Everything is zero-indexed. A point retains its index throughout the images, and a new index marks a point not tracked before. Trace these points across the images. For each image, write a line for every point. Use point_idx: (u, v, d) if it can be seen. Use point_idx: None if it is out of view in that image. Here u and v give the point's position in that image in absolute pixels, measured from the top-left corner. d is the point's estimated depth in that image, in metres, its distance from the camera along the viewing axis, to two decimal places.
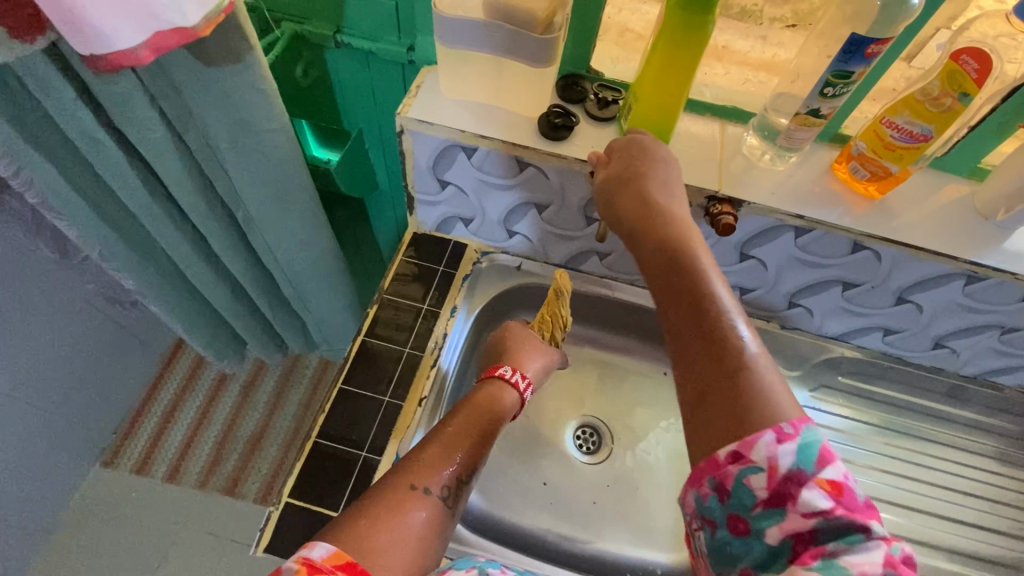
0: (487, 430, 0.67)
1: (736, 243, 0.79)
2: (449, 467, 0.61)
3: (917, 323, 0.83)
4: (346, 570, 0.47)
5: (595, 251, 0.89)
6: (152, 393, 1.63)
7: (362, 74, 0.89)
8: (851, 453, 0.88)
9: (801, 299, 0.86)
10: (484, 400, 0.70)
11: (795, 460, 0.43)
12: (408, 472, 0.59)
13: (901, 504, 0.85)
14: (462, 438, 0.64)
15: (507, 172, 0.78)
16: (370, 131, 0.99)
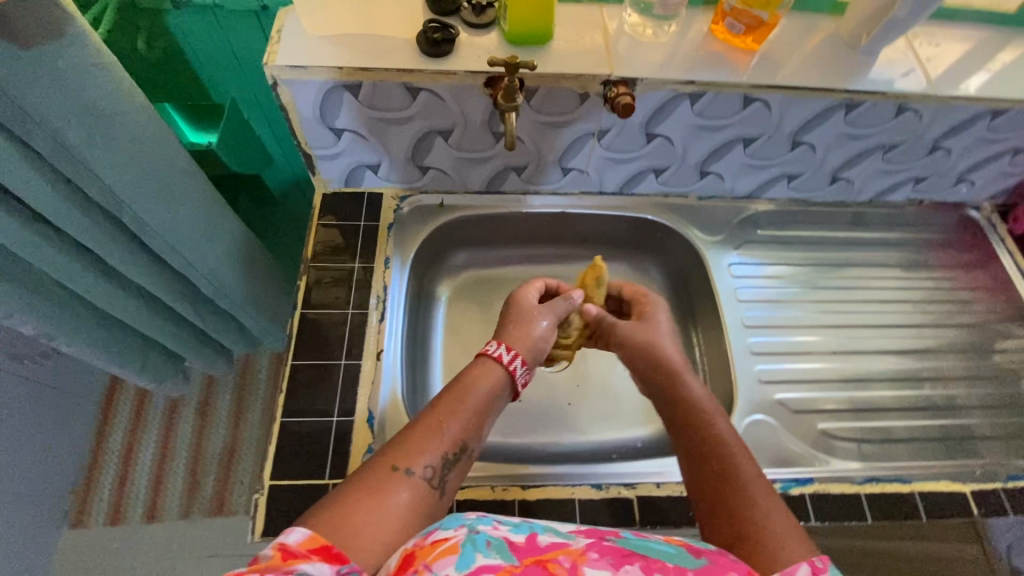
0: (476, 412, 0.65)
1: (639, 125, 0.81)
2: (433, 451, 0.60)
3: (814, 161, 0.89)
4: (321, 553, 0.46)
5: (511, 168, 0.88)
6: (101, 441, 1.53)
7: (214, 35, 0.83)
8: (779, 294, 0.96)
9: (710, 166, 0.90)
10: (471, 381, 0.68)
11: None
12: (391, 455, 0.58)
13: (828, 326, 0.94)
14: (443, 419, 0.63)
15: (400, 103, 0.74)
16: (244, 99, 0.94)
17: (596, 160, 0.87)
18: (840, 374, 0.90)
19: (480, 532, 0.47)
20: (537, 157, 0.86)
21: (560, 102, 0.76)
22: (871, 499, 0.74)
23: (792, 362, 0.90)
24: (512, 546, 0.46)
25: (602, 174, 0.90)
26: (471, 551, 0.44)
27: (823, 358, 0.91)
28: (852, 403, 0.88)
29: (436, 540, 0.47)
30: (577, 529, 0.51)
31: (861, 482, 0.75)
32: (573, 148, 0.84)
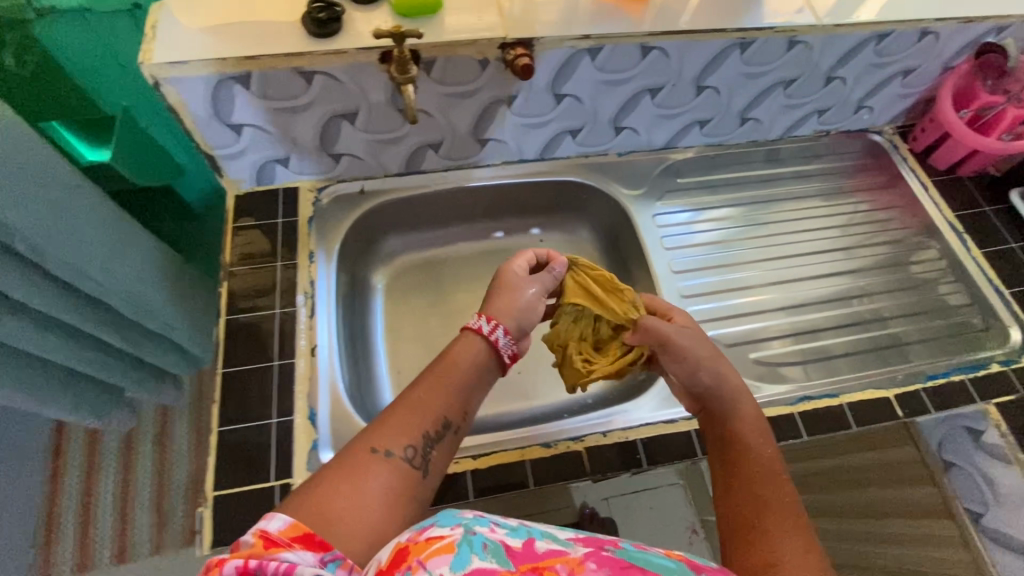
0: (456, 388, 0.65)
1: (692, 77, 0.83)
2: (413, 431, 0.59)
3: (846, 95, 0.94)
4: (475, 531, 0.49)
5: (566, 133, 0.89)
6: (55, 488, 1.29)
7: (91, 37, 0.75)
8: (806, 222, 1.01)
9: (751, 113, 0.93)
10: (449, 355, 0.67)
11: None
12: (365, 437, 0.57)
13: (857, 246, 0.99)
14: (421, 400, 0.62)
15: (471, 75, 0.74)
16: (140, 108, 0.84)
17: (647, 116, 0.89)
18: (881, 286, 0.95)
19: (633, 550, 0.49)
20: (592, 117, 0.87)
21: (622, 59, 0.77)
22: (932, 393, 0.79)
23: (835, 283, 0.96)
24: (689, 559, 0.49)
25: (651, 130, 0.92)
26: (654, 563, 0.47)
27: (858, 274, 0.97)
28: (902, 309, 0.93)
29: (604, 540, 0.49)
30: (575, 535, 0.50)
31: (925, 380, 0.80)
32: (627, 105, 0.86)
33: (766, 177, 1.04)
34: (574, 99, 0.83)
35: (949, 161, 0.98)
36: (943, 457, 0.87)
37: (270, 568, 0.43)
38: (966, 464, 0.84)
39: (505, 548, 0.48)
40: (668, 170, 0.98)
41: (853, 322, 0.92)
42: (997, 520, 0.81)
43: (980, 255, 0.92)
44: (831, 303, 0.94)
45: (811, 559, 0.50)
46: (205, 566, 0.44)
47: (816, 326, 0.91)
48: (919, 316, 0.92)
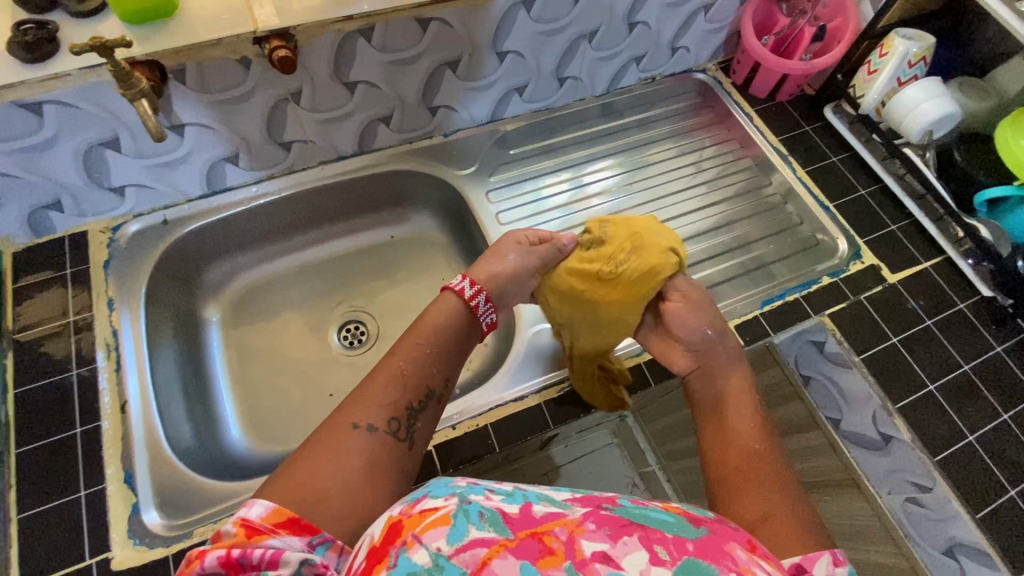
0: (437, 352, 0.61)
1: (486, 46, 0.80)
2: (395, 402, 0.56)
3: (655, 38, 0.94)
4: (288, 527, 0.46)
5: (378, 121, 0.84)
6: None
7: None
8: (665, 164, 1.00)
9: (565, 70, 0.92)
10: (428, 317, 0.63)
11: None
12: (347, 411, 0.55)
13: (721, 176, 0.99)
14: (406, 375, 0.58)
15: (236, 76, 0.69)
16: None
17: (456, 92, 0.86)
18: (745, 211, 0.95)
19: (472, 502, 0.42)
20: (399, 101, 0.83)
21: (400, 36, 0.73)
22: (769, 317, 0.82)
23: (707, 216, 0.95)
24: (506, 519, 0.41)
25: (467, 105, 0.90)
26: (462, 521, 0.40)
27: (727, 204, 0.96)
28: (765, 230, 0.93)
29: (425, 509, 0.42)
30: (571, 497, 0.46)
31: (761, 306, 0.83)
32: (430, 83, 0.82)
33: (611, 128, 1.02)
34: (367, 86, 0.78)
35: (766, 88, 1.00)
36: (803, 374, 0.81)
37: (255, 557, 0.43)
38: (819, 375, 0.80)
39: (322, 547, 0.46)
40: (501, 142, 0.96)
41: (729, 249, 0.92)
42: (855, 423, 0.77)
43: (804, 174, 0.95)
44: (700, 237, 0.93)
45: (793, 510, 0.54)
46: (187, 559, 0.45)
47: (695, 260, 0.91)
48: (762, 240, 0.92)
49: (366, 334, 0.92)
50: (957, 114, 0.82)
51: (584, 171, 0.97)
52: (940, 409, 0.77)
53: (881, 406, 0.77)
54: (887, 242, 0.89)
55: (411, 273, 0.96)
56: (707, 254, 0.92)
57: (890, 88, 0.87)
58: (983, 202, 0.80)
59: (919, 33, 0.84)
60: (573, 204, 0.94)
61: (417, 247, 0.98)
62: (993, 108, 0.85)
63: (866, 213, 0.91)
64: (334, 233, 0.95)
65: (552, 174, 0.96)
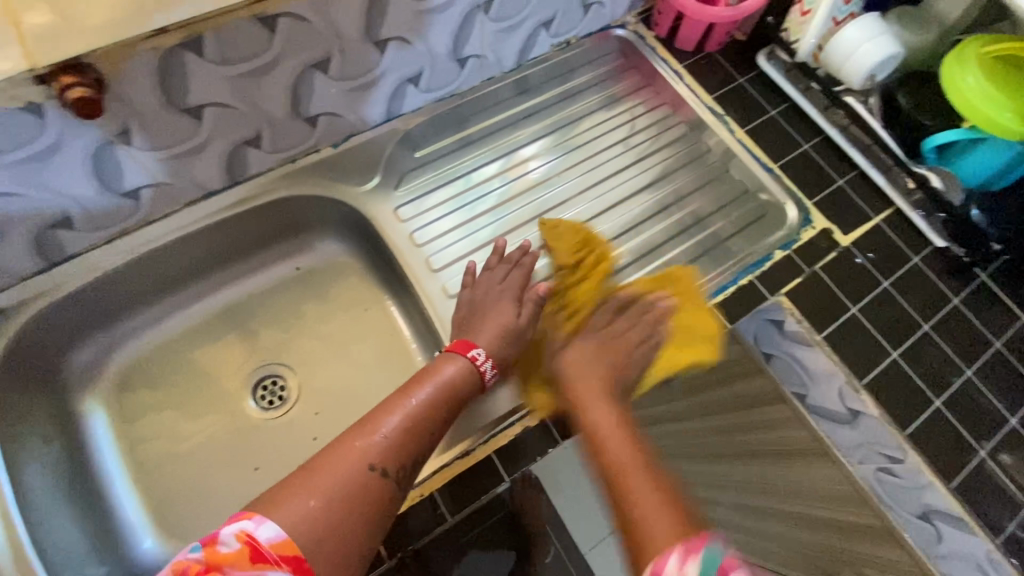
0: (441, 414, 0.58)
1: (359, 37, 0.65)
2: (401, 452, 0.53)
3: (562, 1, 0.81)
4: (291, 564, 0.43)
5: (245, 144, 0.69)
6: None
7: None
8: (599, 140, 0.89)
9: (463, 51, 0.78)
10: (439, 367, 0.61)
11: None
12: (361, 445, 0.52)
13: (656, 148, 0.89)
14: (412, 431, 0.55)
15: (28, 129, 0.53)
16: None
17: (336, 96, 0.71)
18: (688, 185, 0.86)
19: None
20: (264, 117, 0.68)
21: (243, 43, 0.58)
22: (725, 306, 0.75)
23: (647, 198, 0.86)
24: None
25: (353, 109, 0.75)
26: None
27: (667, 180, 0.87)
28: (713, 204, 0.85)
29: None
30: None
31: (715, 296, 0.76)
32: (299, 92, 0.67)
33: (528, 107, 0.89)
34: (217, 108, 0.63)
35: (693, 41, 0.89)
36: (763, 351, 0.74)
37: None
38: (782, 353, 0.74)
39: None
40: (405, 142, 0.82)
41: (676, 232, 0.84)
42: (819, 396, 0.73)
43: (743, 134, 0.87)
44: (648, 221, 0.85)
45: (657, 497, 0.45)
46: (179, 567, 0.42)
47: (651, 246, 0.83)
48: (711, 215, 0.84)
49: (286, 390, 0.80)
50: (900, 53, 0.74)
51: (512, 159, 0.87)
52: (906, 376, 0.73)
53: (847, 383, 0.73)
54: (837, 199, 0.83)
55: (327, 308, 0.84)
56: (653, 243, 0.83)
57: (826, 30, 0.77)
58: (932, 148, 0.74)
59: None
60: (511, 201, 0.84)
61: (328, 277, 0.85)
62: (935, 40, 0.77)
63: (813, 171, 0.84)
64: (227, 278, 0.81)
65: (481, 169, 0.85)
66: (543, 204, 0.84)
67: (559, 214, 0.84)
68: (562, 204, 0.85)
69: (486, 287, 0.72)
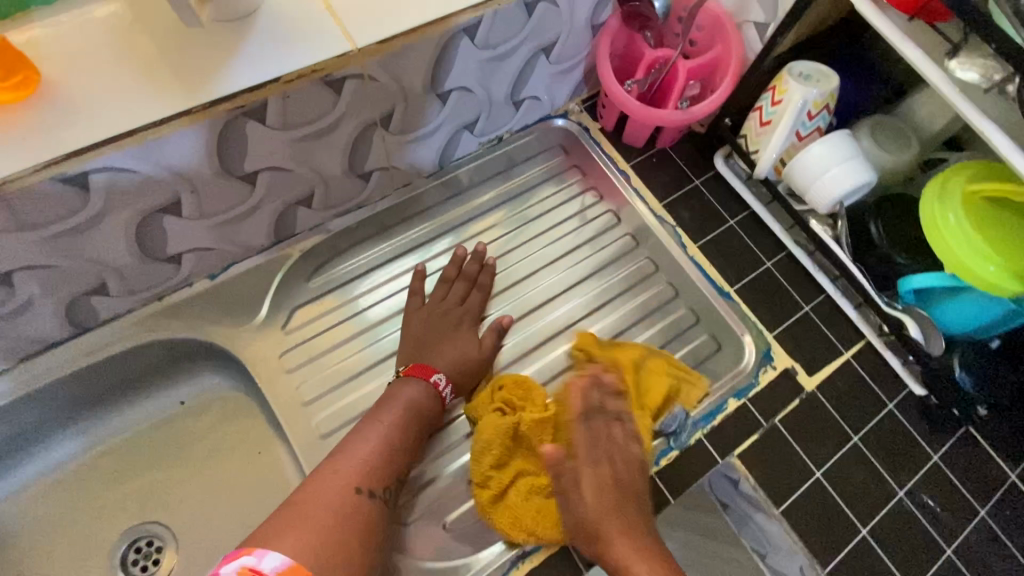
0: (408, 442, 0.59)
1: (214, 175, 0.53)
2: (377, 472, 0.55)
3: (485, 101, 0.69)
4: None
5: (87, 293, 0.58)
6: None
7: None
8: (551, 235, 0.77)
9: (364, 166, 0.66)
10: (395, 393, 0.61)
11: None
12: (343, 472, 0.54)
13: (605, 265, 0.76)
14: (386, 456, 0.56)
15: None
16: None
17: (200, 233, 0.59)
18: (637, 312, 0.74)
19: None
20: (105, 267, 0.56)
21: (43, 206, 0.46)
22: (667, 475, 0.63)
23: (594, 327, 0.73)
24: None
25: (229, 239, 0.63)
26: None
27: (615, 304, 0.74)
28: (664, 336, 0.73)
29: None
30: None
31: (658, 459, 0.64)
32: (146, 237, 0.56)
33: (455, 215, 0.77)
34: (31, 270, 0.51)
35: (643, 136, 0.78)
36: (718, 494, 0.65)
37: None
38: (737, 503, 0.65)
39: None
40: (301, 266, 0.70)
41: None
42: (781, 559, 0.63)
43: (696, 250, 0.75)
44: None
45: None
46: None
47: None
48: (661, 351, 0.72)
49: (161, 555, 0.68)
50: (870, 181, 0.63)
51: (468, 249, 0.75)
52: (875, 556, 0.63)
53: (808, 562, 0.62)
54: (801, 332, 0.72)
55: (213, 452, 0.73)
56: None
57: (789, 144, 0.66)
58: (908, 291, 0.63)
59: (821, 71, 0.64)
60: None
61: (216, 416, 0.73)
62: (915, 158, 0.66)
63: (775, 296, 0.73)
64: (96, 419, 0.71)
65: (435, 254, 0.74)
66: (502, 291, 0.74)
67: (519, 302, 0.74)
68: (520, 294, 0.74)
69: (444, 310, 0.68)
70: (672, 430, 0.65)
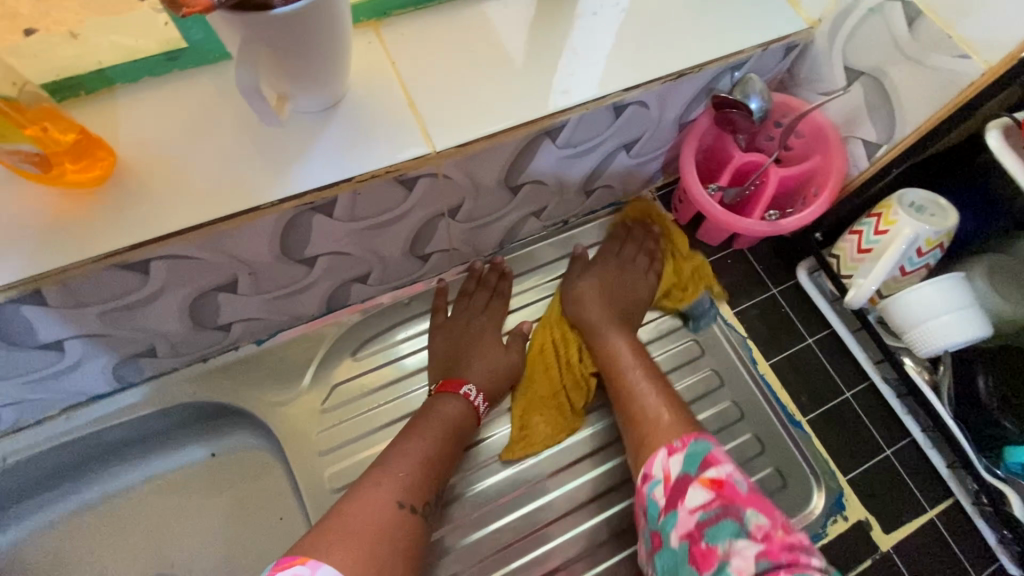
0: (443, 455, 0.58)
1: (276, 260, 0.52)
2: (416, 488, 0.53)
3: (556, 189, 0.65)
4: None
5: (137, 355, 0.57)
6: None
7: None
8: None
9: (425, 248, 0.63)
10: (432, 408, 0.60)
11: (682, 467, 0.48)
12: (386, 489, 0.52)
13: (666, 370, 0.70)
14: (424, 474, 0.55)
15: None
16: None
17: (254, 306, 0.58)
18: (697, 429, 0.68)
19: None
20: (156, 335, 0.55)
21: (105, 288, 0.45)
22: None
23: None
24: None
25: (280, 311, 0.61)
26: None
27: None
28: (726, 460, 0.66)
29: None
30: None
31: None
32: (201, 310, 0.54)
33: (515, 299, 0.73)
34: (85, 339, 0.51)
35: (721, 236, 0.72)
36: None
37: None
38: None
39: None
40: (348, 338, 0.67)
41: None
42: None
43: (767, 368, 0.69)
44: None
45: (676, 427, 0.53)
46: None
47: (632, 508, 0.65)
48: None
49: None
50: (985, 333, 0.56)
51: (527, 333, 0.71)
52: None
53: None
54: (879, 479, 0.64)
55: (233, 515, 0.70)
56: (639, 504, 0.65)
57: (890, 277, 0.60)
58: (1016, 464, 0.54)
59: (937, 203, 0.58)
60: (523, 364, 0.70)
61: (242, 476, 0.71)
62: None
63: (853, 433, 0.66)
64: (129, 466, 0.70)
65: None
66: None
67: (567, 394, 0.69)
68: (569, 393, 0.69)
69: (471, 325, 0.67)
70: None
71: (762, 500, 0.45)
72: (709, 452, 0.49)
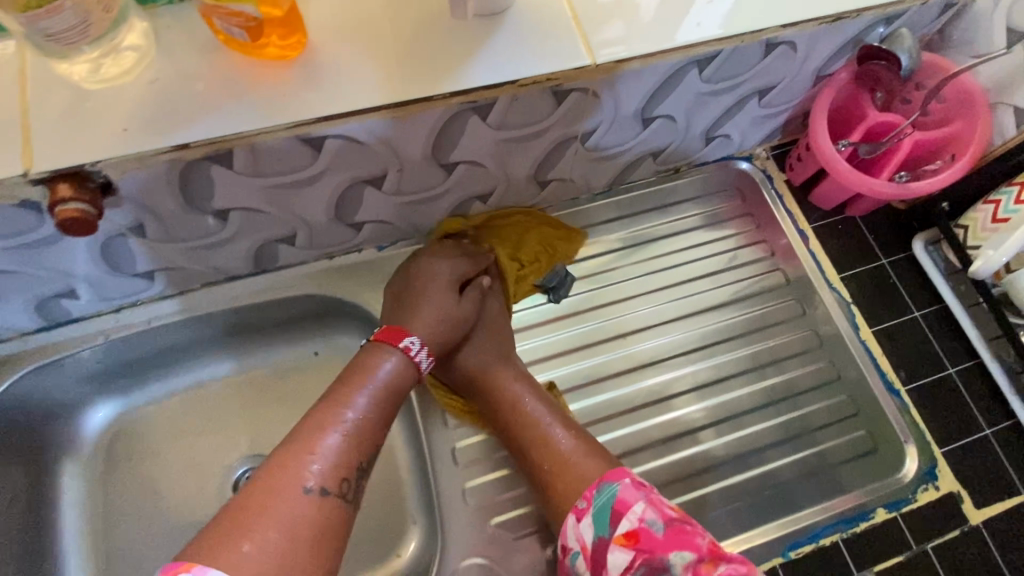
0: (380, 421, 0.51)
1: (423, 159, 0.55)
2: (347, 458, 0.46)
3: (681, 130, 0.65)
4: None
5: (276, 239, 0.62)
6: None
7: None
8: (710, 283, 0.73)
9: (548, 173, 0.65)
10: (367, 361, 0.54)
11: (595, 533, 0.49)
12: (288, 472, 0.44)
13: (763, 325, 0.71)
14: (371, 434, 0.49)
15: (29, 224, 0.47)
16: None
17: (387, 207, 0.61)
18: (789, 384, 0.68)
19: None
20: (299, 221, 0.59)
21: (279, 159, 0.49)
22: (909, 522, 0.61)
23: (737, 389, 0.68)
24: None
25: (405, 217, 0.65)
26: None
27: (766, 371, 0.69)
28: (817, 417, 0.67)
29: None
30: None
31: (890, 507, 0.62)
32: (345, 201, 0.58)
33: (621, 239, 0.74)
34: (245, 211, 0.55)
35: (837, 199, 0.71)
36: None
37: None
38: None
39: None
40: None
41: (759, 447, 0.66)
42: None
43: (869, 334, 0.69)
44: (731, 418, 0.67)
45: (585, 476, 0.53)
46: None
47: (716, 450, 0.66)
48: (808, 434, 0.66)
49: None
50: None
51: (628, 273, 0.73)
52: None
53: None
54: (974, 455, 0.63)
55: None
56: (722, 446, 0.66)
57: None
58: None
59: None
60: (625, 301, 0.71)
61: None
62: None
63: (953, 407, 0.65)
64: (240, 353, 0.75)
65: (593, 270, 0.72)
66: (656, 312, 0.71)
67: (640, 341, 0.70)
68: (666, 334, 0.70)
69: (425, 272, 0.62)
70: (552, 284, 0.69)
71: (678, 527, 0.46)
72: (616, 498, 0.49)
